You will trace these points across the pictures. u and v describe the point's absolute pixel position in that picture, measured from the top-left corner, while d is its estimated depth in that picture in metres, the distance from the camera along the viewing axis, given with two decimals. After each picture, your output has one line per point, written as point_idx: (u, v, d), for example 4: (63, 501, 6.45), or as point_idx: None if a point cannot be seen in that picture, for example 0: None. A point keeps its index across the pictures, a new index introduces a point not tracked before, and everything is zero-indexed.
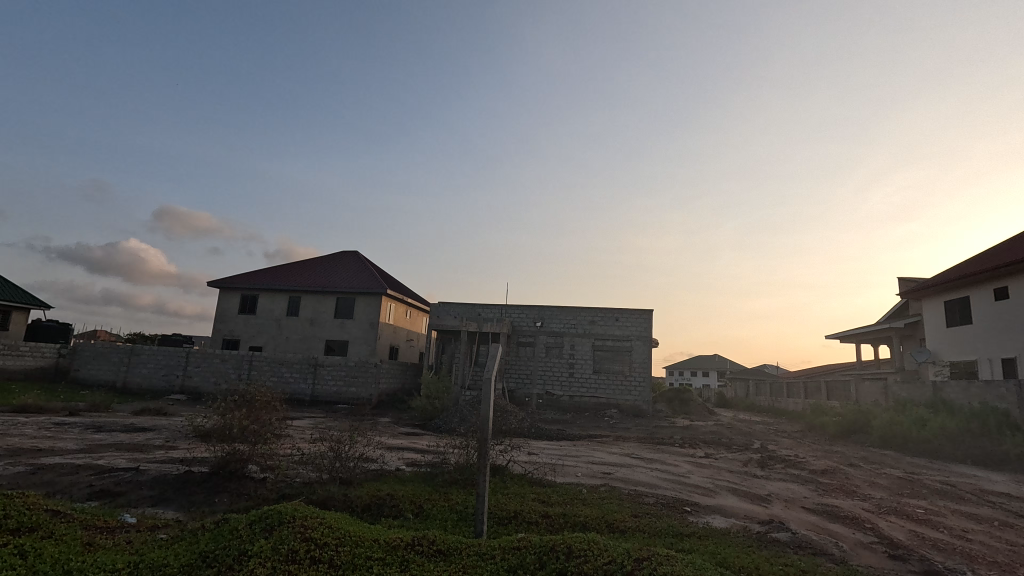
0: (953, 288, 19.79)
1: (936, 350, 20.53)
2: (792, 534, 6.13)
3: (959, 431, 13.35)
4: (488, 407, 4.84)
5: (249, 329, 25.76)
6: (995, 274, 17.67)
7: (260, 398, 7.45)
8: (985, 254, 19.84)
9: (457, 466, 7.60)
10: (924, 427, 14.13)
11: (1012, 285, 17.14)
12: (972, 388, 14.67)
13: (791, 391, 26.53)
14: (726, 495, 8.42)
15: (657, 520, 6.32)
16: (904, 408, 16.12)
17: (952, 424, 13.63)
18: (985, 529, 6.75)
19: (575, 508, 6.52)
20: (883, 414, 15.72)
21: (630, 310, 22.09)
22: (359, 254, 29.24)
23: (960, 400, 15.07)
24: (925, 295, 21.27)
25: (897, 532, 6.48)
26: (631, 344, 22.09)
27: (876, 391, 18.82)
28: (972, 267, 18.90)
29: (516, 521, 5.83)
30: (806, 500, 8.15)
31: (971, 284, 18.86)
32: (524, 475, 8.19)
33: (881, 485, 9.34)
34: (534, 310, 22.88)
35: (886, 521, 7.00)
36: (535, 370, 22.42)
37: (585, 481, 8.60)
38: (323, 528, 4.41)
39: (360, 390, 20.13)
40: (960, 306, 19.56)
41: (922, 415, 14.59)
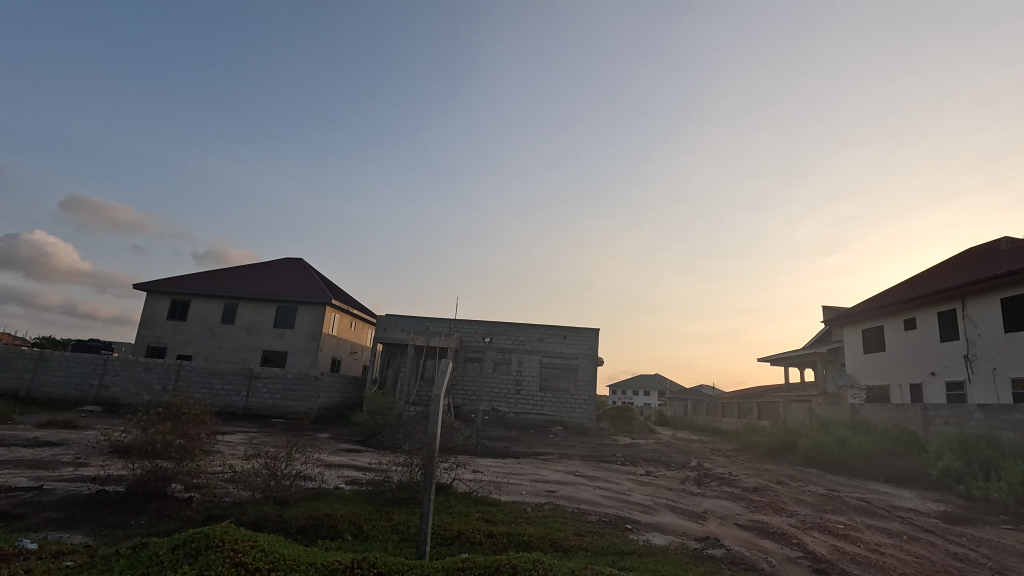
0: (869, 318, 21.57)
1: (854, 374, 22.22)
2: (726, 550, 6.36)
3: (874, 451, 14.40)
4: (437, 424, 4.72)
5: (179, 336, 24.18)
6: (905, 306, 19.41)
7: (187, 411, 6.92)
8: (896, 287, 21.77)
9: (400, 484, 7.40)
10: (844, 446, 15.12)
11: (919, 316, 18.89)
12: (886, 410, 15.87)
13: (726, 411, 27.81)
14: (665, 512, 8.65)
15: (600, 538, 6.42)
16: (827, 428, 17.23)
17: (869, 443, 14.68)
18: (897, 543, 7.27)
19: (520, 527, 6.50)
20: (807, 434, 16.75)
21: (577, 329, 22.47)
22: (305, 262, 28.17)
23: (875, 422, 16.24)
24: (845, 324, 22.92)
25: (821, 547, 6.88)
26: (577, 362, 22.42)
27: (802, 412, 20.04)
28: (886, 299, 20.70)
29: (459, 541, 5.73)
30: (739, 516, 8.52)
31: (885, 314, 20.55)
32: (469, 494, 8.03)
33: (806, 502, 9.90)
34: (483, 326, 22.83)
35: (810, 536, 7.41)
36: (481, 387, 22.33)
37: (529, 499, 8.61)
38: (254, 552, 4.14)
39: (298, 405, 19.29)
40: (875, 334, 21.22)
41: (842, 435, 15.64)
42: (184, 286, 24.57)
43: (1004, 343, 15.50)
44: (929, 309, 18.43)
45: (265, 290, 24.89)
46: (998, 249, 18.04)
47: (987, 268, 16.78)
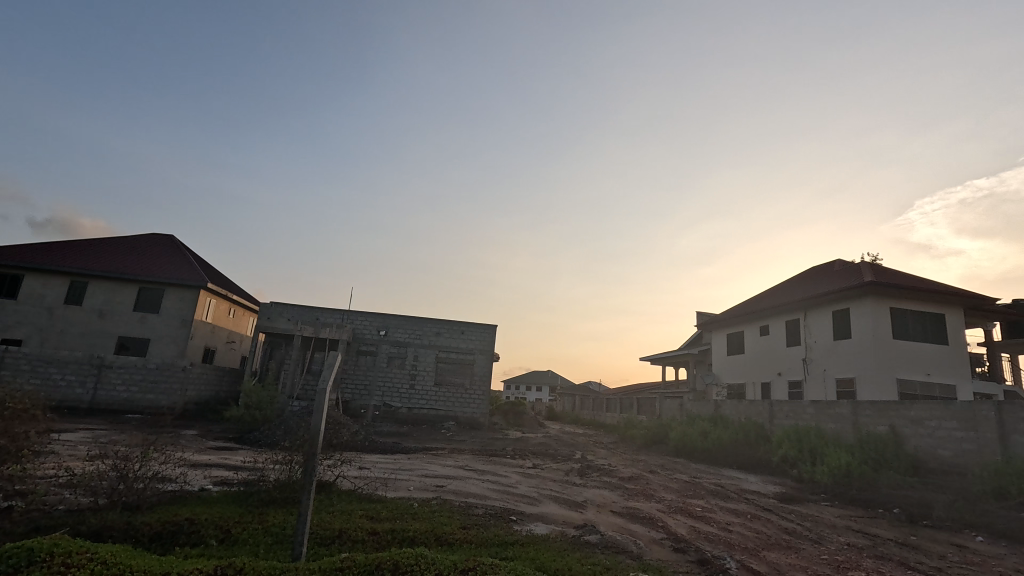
0: (733, 323, 24.31)
1: (718, 373, 24.93)
2: (601, 536, 6.82)
3: (730, 441, 16.26)
4: (322, 419, 4.49)
5: (5, 318, 20.42)
6: (761, 315, 22.16)
7: (11, 406, 5.87)
8: (755, 298, 24.76)
9: (277, 483, 6.93)
10: (706, 438, 16.89)
11: (772, 323, 21.69)
12: (741, 405, 18.00)
13: (609, 406, 29.72)
14: (548, 503, 9.04)
15: (484, 530, 6.54)
16: (693, 422, 19.12)
17: (726, 435, 16.55)
18: (742, 522, 8.29)
19: (405, 523, 6.41)
20: (677, 427, 18.45)
21: (475, 324, 22.63)
22: (176, 239, 25.23)
23: (732, 416, 18.35)
24: (713, 328, 25.62)
25: (682, 528, 7.63)
26: (473, 357, 22.56)
27: (674, 407, 22.04)
28: (747, 307, 23.46)
29: (340, 540, 5.51)
30: (614, 504, 9.16)
31: (745, 321, 23.29)
32: (353, 491, 7.74)
33: (672, 488, 10.91)
34: (378, 319, 22.12)
35: (672, 519, 8.19)
36: (373, 381, 21.63)
37: (417, 494, 8.51)
38: (91, 566, 3.62)
39: (160, 399, 17.24)
40: (737, 338, 23.97)
41: (705, 428, 17.45)
42: (14, 258, 20.78)
43: (833, 348, 18.35)
44: (779, 318, 21.24)
45: (124, 268, 21.86)
46: (833, 269, 21.28)
47: (825, 284, 19.69)
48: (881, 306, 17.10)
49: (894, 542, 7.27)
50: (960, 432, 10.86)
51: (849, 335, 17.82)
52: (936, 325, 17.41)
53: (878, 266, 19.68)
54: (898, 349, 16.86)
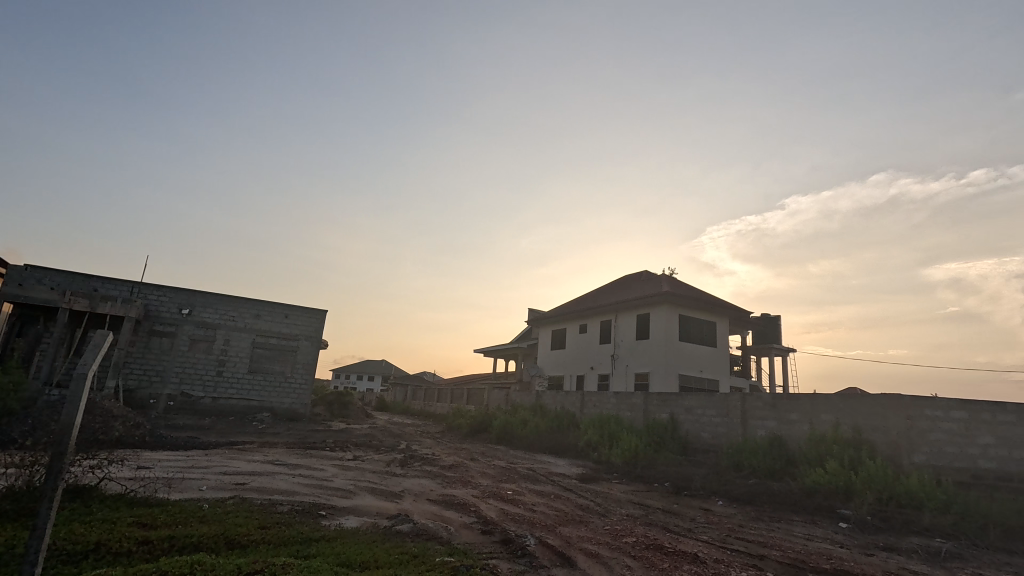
0: (558, 321, 26.51)
1: (542, 366, 27.00)
2: (413, 524, 6.86)
3: (546, 429, 17.72)
4: (77, 412, 3.69)
5: None
6: (581, 315, 24.57)
7: None
8: (579, 299, 27.34)
9: (10, 492, 5.53)
10: (525, 426, 18.13)
11: (589, 323, 24.18)
12: (558, 396, 19.72)
13: (440, 396, 30.09)
14: (364, 495, 8.79)
15: (287, 529, 6.09)
16: (516, 411, 20.37)
17: (543, 423, 18.00)
18: (546, 502, 9.09)
19: (189, 528, 5.64)
20: (501, 416, 19.45)
21: (301, 308, 20.92)
22: None
23: (550, 405, 20.01)
24: (541, 324, 27.61)
25: (492, 512, 8.07)
26: (297, 343, 20.81)
27: (500, 397, 23.21)
28: (571, 307, 25.79)
29: (95, 555, 4.62)
30: (431, 492, 9.30)
31: (568, 319, 25.58)
32: (123, 495, 6.55)
33: (489, 474, 11.48)
34: (181, 295, 19.16)
35: (485, 503, 8.62)
36: (169, 367, 18.65)
37: (210, 494, 7.56)
38: None
39: None
40: (560, 335, 26.19)
41: (526, 416, 18.72)
42: None
43: (635, 347, 21.19)
44: (596, 318, 23.79)
45: None
46: (641, 279, 24.53)
47: (633, 292, 22.61)
48: (672, 312, 20.26)
49: (661, 510, 8.67)
50: (716, 417, 13.41)
51: (647, 336, 20.75)
52: (710, 331, 21.23)
53: (674, 279, 23.26)
54: (681, 349, 20.15)
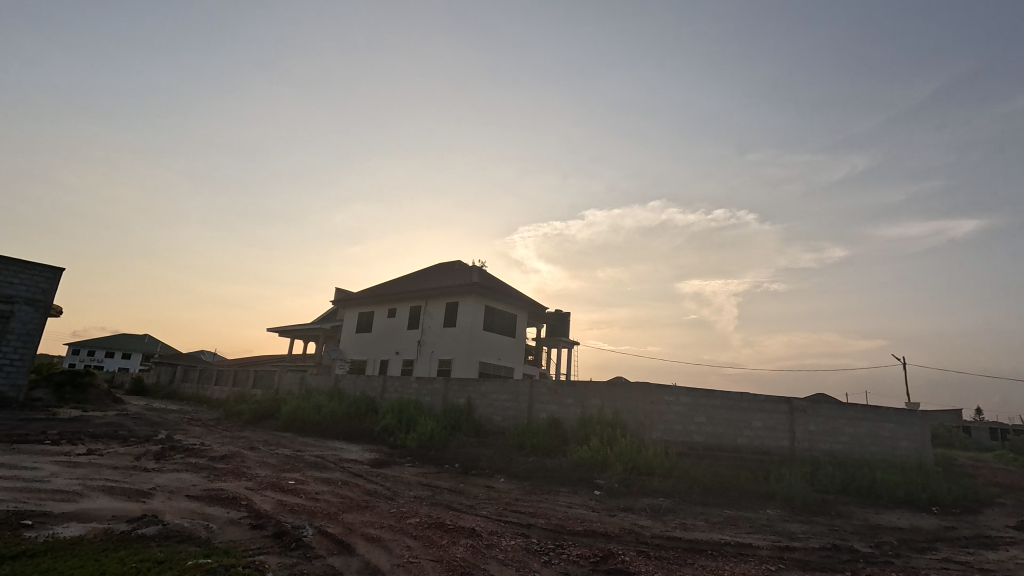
0: (365, 303, 25.56)
1: (344, 349, 25.76)
2: (162, 526, 5.86)
3: (342, 415, 16.97)
4: None
5: None
6: (391, 299, 24.11)
7: None
8: (390, 282, 26.76)
9: None
10: (319, 411, 17.07)
11: (398, 308, 23.87)
12: (358, 380, 19.04)
13: (220, 378, 26.45)
14: (95, 496, 7.17)
15: None
16: (310, 396, 19.05)
17: (339, 408, 17.20)
18: (331, 489, 8.68)
19: None
20: (291, 401, 17.95)
21: (21, 262, 16.13)
22: None
23: (349, 390, 19.22)
24: (347, 305, 26.26)
25: (266, 504, 7.37)
26: (11, 309, 15.98)
27: (293, 381, 21.43)
28: (380, 290, 25.11)
29: None
30: (192, 487, 8.08)
31: (376, 302, 24.83)
32: None
33: (269, 464, 10.48)
34: None
35: (260, 496, 7.83)
36: None
37: None
38: None
39: None
40: (366, 318, 25.28)
41: (321, 402, 17.64)
42: None
43: (441, 334, 21.66)
44: (405, 303, 23.60)
45: None
46: (453, 268, 25.11)
47: (445, 280, 23.05)
48: (479, 303, 21.25)
49: (448, 490, 9.04)
50: (508, 402, 14.50)
51: (454, 324, 21.38)
52: (510, 322, 22.85)
53: (484, 271, 24.42)
54: (484, 338, 21.29)
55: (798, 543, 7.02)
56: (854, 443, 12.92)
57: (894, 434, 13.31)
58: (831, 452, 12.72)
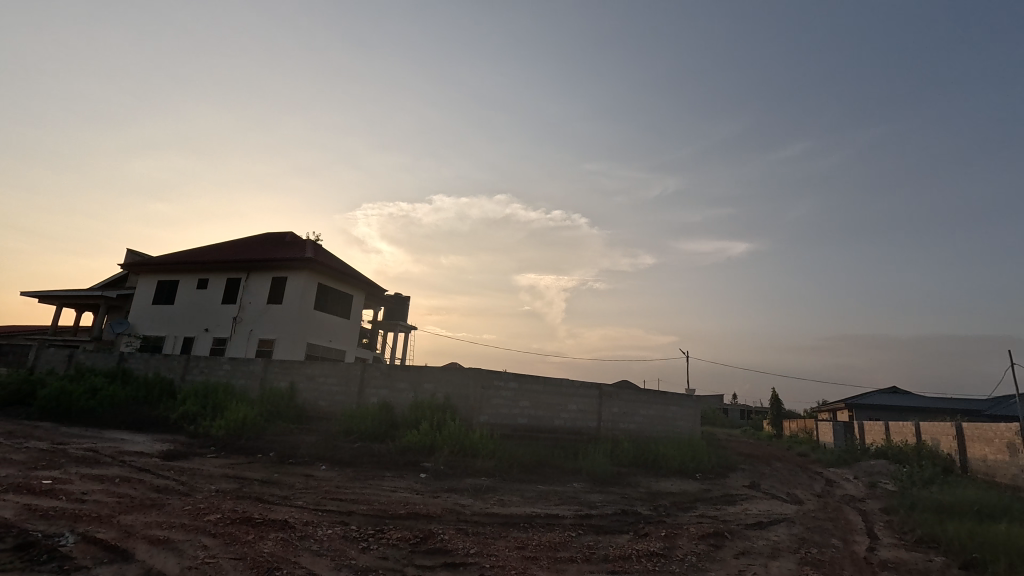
0: (168, 271, 21.82)
1: (134, 322, 21.70)
2: None
3: (126, 400, 14.31)
4: None
5: None
6: (202, 268, 20.98)
7: None
8: (202, 249, 23.26)
9: None
10: (93, 396, 14.14)
11: (211, 279, 20.89)
12: (152, 359, 16.23)
13: None
14: None
15: None
16: (81, 377, 15.67)
17: (122, 392, 14.47)
18: (105, 488, 7.26)
19: None
20: (53, 383, 14.54)
21: None
22: None
23: (138, 370, 16.29)
24: (142, 271, 22.13)
25: (5, 511, 5.86)
26: None
27: (57, 358, 17.38)
28: (189, 257, 21.68)
29: None
30: None
31: (183, 270, 21.40)
32: None
33: (12, 461, 8.34)
34: None
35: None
36: None
37: None
38: None
39: None
40: (168, 287, 21.64)
41: (97, 384, 14.64)
42: None
43: (264, 311, 19.59)
44: (220, 274, 20.74)
45: None
46: (283, 240, 22.83)
47: (272, 252, 20.84)
48: (311, 280, 19.70)
49: (259, 481, 8.25)
50: (336, 386, 13.75)
51: (280, 301, 19.50)
52: (346, 303, 21.65)
53: (319, 247, 22.70)
54: (314, 318, 19.83)
55: (596, 511, 8.02)
56: (645, 423, 15.16)
57: (675, 415, 15.95)
58: (628, 431, 14.76)
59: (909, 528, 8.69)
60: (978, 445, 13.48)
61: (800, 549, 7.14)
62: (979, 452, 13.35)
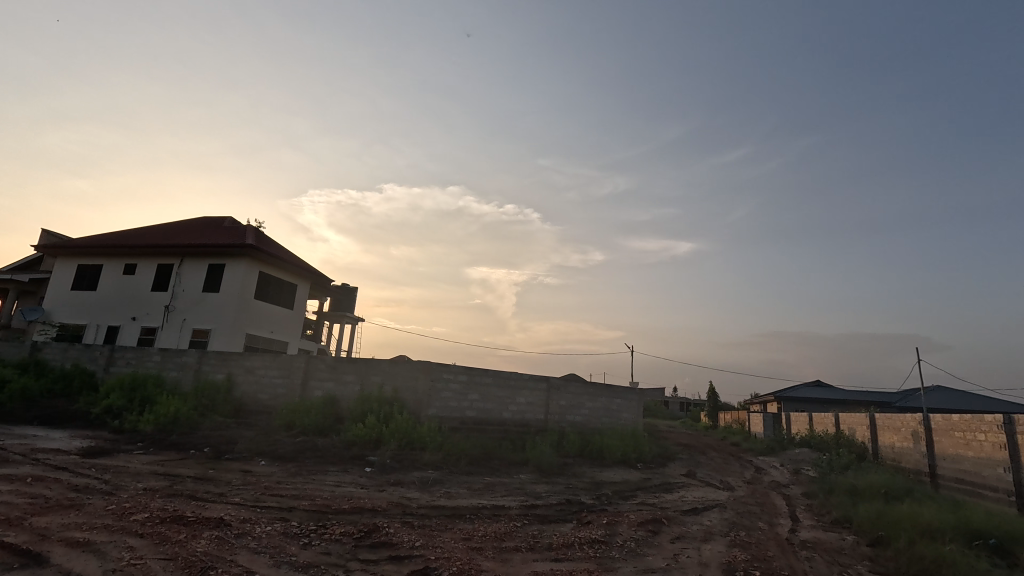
0: (90, 255, 20.22)
1: (50, 310, 19.98)
2: None
3: (39, 394, 13.18)
4: None
5: None
6: (130, 253, 19.59)
7: None
8: (130, 232, 21.67)
9: None
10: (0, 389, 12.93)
11: (139, 264, 19.54)
12: (70, 350, 15.02)
13: None
14: None
15: None
16: None
17: (35, 386, 13.31)
18: (15, 488, 6.68)
19: None
20: None
21: None
22: None
23: (55, 361, 15.03)
24: (60, 253, 20.38)
25: None
26: None
27: None
28: (115, 240, 20.17)
29: None
30: None
31: (107, 254, 19.88)
32: None
33: None
34: None
35: None
36: None
37: None
38: None
39: None
40: (90, 272, 20.05)
41: (5, 377, 13.40)
42: None
43: (199, 300, 18.55)
44: (150, 260, 19.43)
45: None
46: (222, 225, 21.65)
47: (209, 237, 19.73)
48: (252, 268, 18.82)
49: (191, 478, 7.86)
50: (277, 378, 13.23)
51: (217, 290, 18.52)
52: (289, 293, 20.83)
53: (261, 233, 21.69)
54: (254, 308, 18.97)
55: (540, 501, 8.19)
56: (591, 415, 15.57)
57: (619, 407, 16.47)
58: (574, 423, 15.11)
59: (827, 511, 9.43)
60: (888, 434, 14.75)
61: (730, 532, 7.59)
62: (888, 440, 14.64)
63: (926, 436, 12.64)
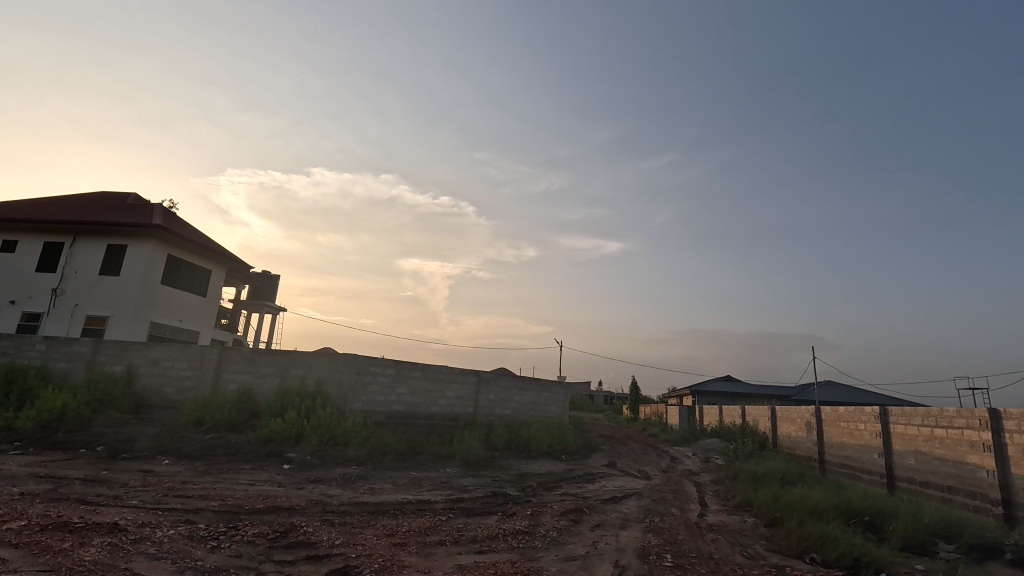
0: None
1: None
2: None
3: None
4: None
5: None
6: (10, 228, 17.32)
7: None
8: (10, 204, 19.14)
9: None
10: None
11: (22, 241, 17.32)
12: None
13: None
14: None
15: None
16: None
17: None
18: None
19: None
20: None
21: None
22: None
23: None
24: None
25: None
26: None
27: None
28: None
29: None
30: None
31: None
32: None
33: None
34: None
35: None
36: None
37: None
38: None
39: None
40: None
41: None
42: None
43: (95, 283, 16.75)
44: (35, 237, 17.28)
45: None
46: (125, 202, 19.66)
47: (109, 214, 17.84)
48: (159, 251, 17.27)
49: (79, 480, 7.09)
50: (186, 371, 12.23)
51: (117, 273, 16.82)
52: (202, 279, 19.33)
53: (170, 213, 19.92)
54: (161, 294, 17.43)
55: (466, 494, 8.21)
56: (519, 409, 15.81)
57: (546, 400, 16.86)
58: (503, 416, 15.28)
59: (731, 495, 10.25)
60: (785, 424, 16.20)
61: (645, 518, 8.02)
62: (786, 430, 16.05)
63: (817, 426, 14.01)
